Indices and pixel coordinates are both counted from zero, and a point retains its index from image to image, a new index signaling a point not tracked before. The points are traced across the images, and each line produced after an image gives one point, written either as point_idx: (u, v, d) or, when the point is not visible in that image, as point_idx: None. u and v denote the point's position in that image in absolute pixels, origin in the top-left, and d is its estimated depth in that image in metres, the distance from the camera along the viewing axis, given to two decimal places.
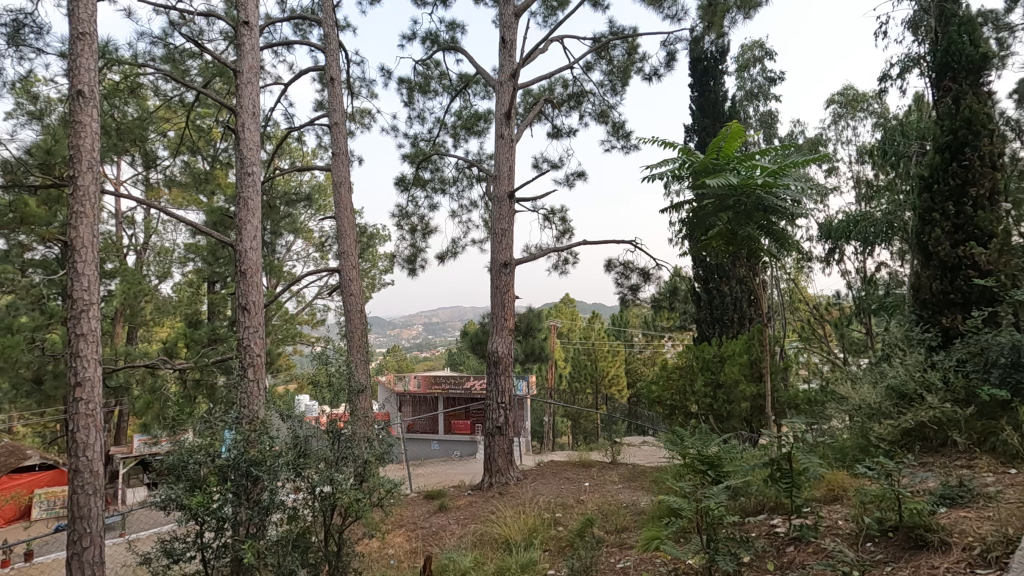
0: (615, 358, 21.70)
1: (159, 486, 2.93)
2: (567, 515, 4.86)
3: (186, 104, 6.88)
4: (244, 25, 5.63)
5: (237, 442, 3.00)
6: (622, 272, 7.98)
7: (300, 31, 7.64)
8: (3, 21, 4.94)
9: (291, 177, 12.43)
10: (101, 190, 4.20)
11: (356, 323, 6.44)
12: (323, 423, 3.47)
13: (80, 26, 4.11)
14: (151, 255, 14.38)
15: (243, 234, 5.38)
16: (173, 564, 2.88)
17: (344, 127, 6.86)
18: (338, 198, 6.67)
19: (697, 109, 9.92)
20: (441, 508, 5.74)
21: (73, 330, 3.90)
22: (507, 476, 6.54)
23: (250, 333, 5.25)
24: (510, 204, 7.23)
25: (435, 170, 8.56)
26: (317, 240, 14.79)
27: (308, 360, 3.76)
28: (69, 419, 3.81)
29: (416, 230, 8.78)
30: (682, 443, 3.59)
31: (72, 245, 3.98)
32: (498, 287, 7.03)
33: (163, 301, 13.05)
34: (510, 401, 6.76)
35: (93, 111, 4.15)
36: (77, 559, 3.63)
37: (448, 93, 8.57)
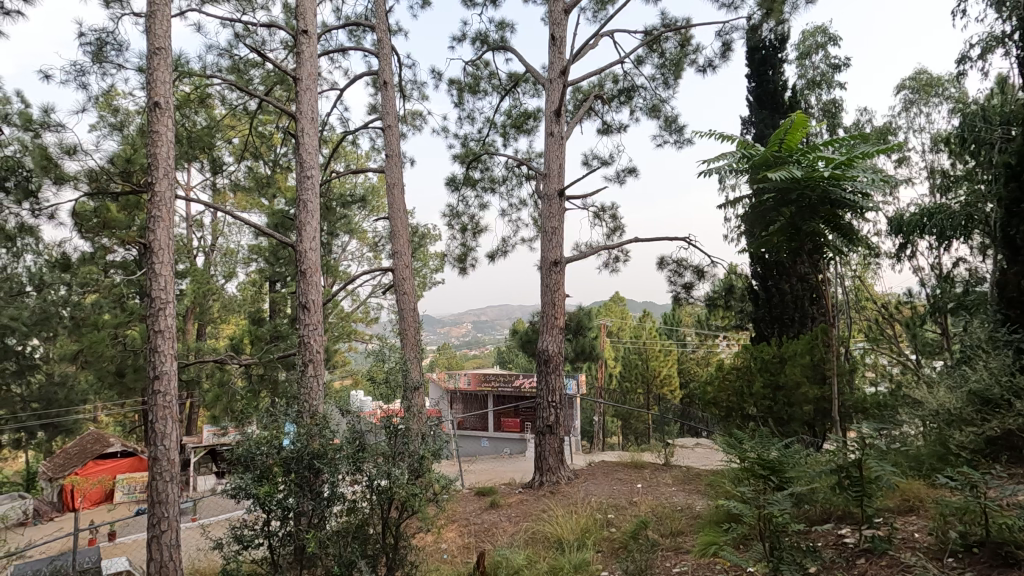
0: (667, 358, 21.24)
1: (230, 476, 3.08)
2: (620, 516, 4.79)
3: (250, 112, 7.23)
4: (303, 34, 5.84)
5: (300, 436, 3.14)
6: (674, 269, 7.80)
7: (354, 38, 7.87)
8: (89, 40, 5.34)
9: (346, 179, 12.84)
10: (175, 195, 4.47)
11: (409, 322, 6.57)
12: (377, 419, 3.54)
13: (156, 41, 4.38)
14: (218, 255, 15.22)
15: (303, 235, 5.59)
16: (243, 550, 3.02)
17: (396, 130, 7.01)
18: (391, 199, 6.82)
19: (755, 100, 9.54)
20: (492, 505, 5.79)
21: (152, 327, 4.16)
22: (558, 475, 6.51)
23: (310, 330, 5.46)
24: (560, 202, 7.20)
25: (485, 170, 8.61)
26: (370, 241, 15.25)
27: (364, 356, 3.86)
28: (148, 409, 4.06)
29: (466, 229, 8.86)
30: (740, 446, 3.48)
31: (151, 247, 4.25)
32: (548, 286, 7.00)
33: (229, 299, 13.78)
34: (560, 400, 6.73)
35: (169, 121, 4.41)
36: (157, 541, 3.87)
37: (498, 93, 8.60)
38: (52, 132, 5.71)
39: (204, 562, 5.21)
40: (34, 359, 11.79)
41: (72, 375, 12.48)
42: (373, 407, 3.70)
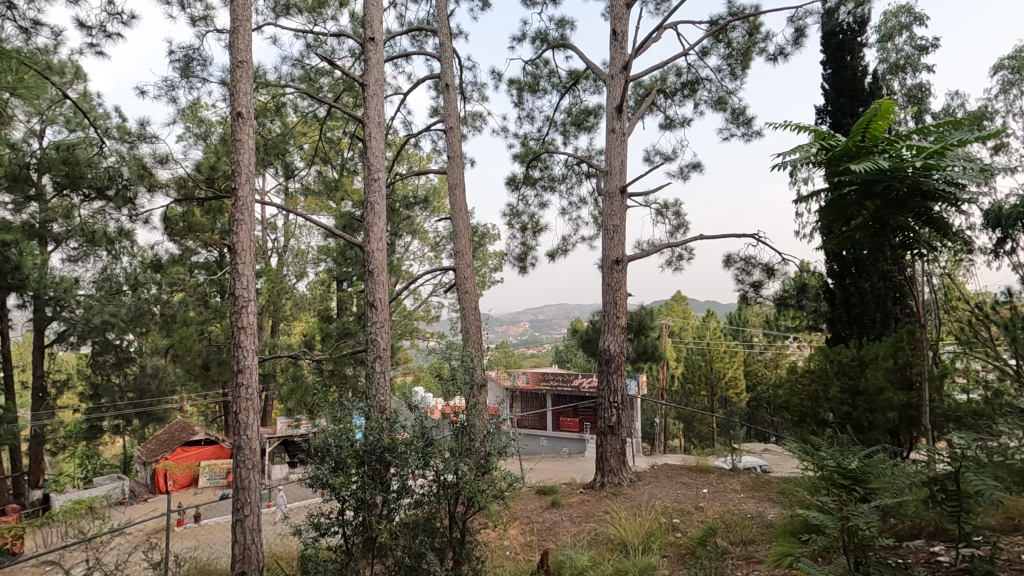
0: (733, 359, 20.46)
1: (308, 466, 3.25)
2: (686, 522, 4.66)
3: (320, 119, 7.57)
4: (370, 41, 6.04)
5: (371, 430, 3.28)
6: (742, 268, 7.50)
7: (417, 43, 8.07)
8: (177, 57, 5.75)
9: (409, 181, 13.21)
10: (254, 199, 4.73)
11: (471, 320, 6.67)
12: (439, 416, 3.61)
13: (238, 55, 4.65)
14: (291, 256, 16.06)
15: (370, 235, 5.79)
16: (320, 536, 3.19)
17: (458, 132, 7.12)
18: (454, 199, 6.95)
19: (831, 88, 8.99)
20: (554, 505, 5.78)
21: (236, 323, 4.43)
22: (620, 477, 6.41)
23: (377, 328, 5.66)
24: (622, 199, 7.08)
25: (545, 168, 8.59)
26: (431, 241, 15.59)
27: (428, 354, 3.92)
28: (232, 400, 4.33)
29: (526, 228, 8.88)
30: (817, 454, 3.32)
31: (235, 249, 4.53)
32: (610, 285, 6.91)
33: (301, 297, 14.45)
34: (622, 401, 6.63)
35: (250, 129, 4.67)
36: (240, 525, 4.11)
37: (558, 91, 8.56)
38: (147, 143, 6.20)
39: (282, 546, 5.50)
40: (131, 352, 12.84)
41: (162, 368, 13.51)
42: (436, 403, 3.73)
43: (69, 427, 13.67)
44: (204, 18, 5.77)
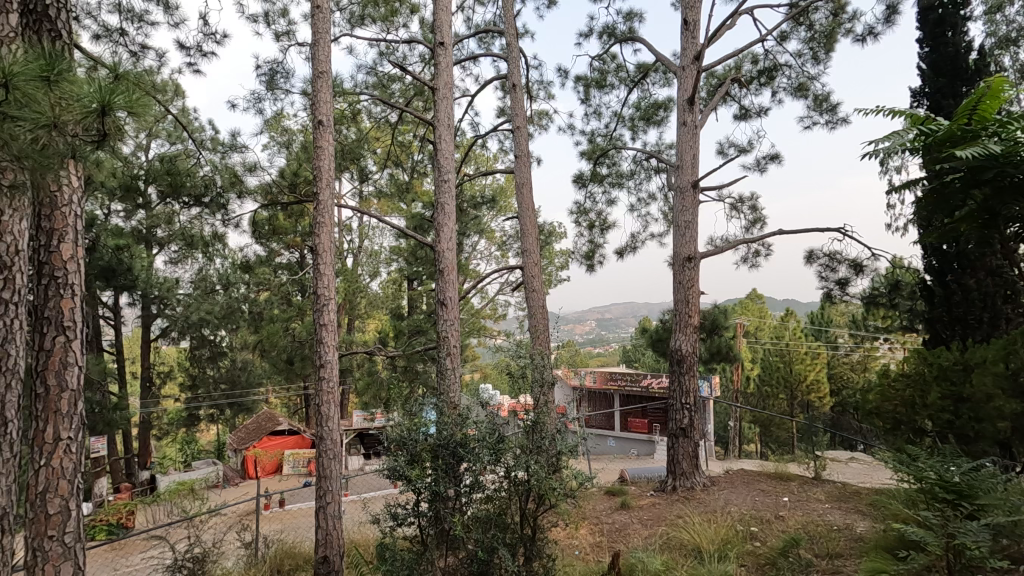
0: (815, 361, 19.31)
1: (386, 459, 3.39)
2: (766, 531, 4.45)
3: (392, 124, 7.84)
4: (440, 45, 6.18)
5: (444, 425, 3.37)
6: (826, 264, 7.06)
7: (484, 45, 8.19)
8: (263, 71, 6.14)
9: (477, 181, 13.43)
10: (333, 203, 4.97)
11: (539, 319, 6.69)
12: (508, 413, 3.64)
13: (319, 66, 4.91)
14: (364, 257, 16.77)
15: (440, 235, 5.93)
16: (398, 526, 3.32)
17: (525, 131, 7.16)
18: (521, 199, 6.99)
19: (928, 68, 8.26)
20: (623, 506, 5.70)
21: (318, 320, 4.68)
22: (693, 481, 6.21)
23: (448, 326, 5.80)
24: (694, 194, 6.85)
25: (612, 165, 8.46)
26: (498, 240, 15.76)
27: (495, 353, 4.03)
28: (316, 393, 4.58)
29: (594, 226, 8.79)
30: (915, 464, 3.10)
31: (316, 250, 4.79)
32: (681, 283, 6.70)
33: (374, 296, 15.06)
34: (695, 403, 6.42)
35: (329, 136, 4.91)
36: (323, 511, 4.32)
37: (625, 85, 8.40)
38: (238, 153, 6.67)
39: (360, 533, 5.75)
40: (223, 346, 13.87)
41: (251, 361, 14.50)
42: (503, 401, 3.79)
43: (171, 414, 14.96)
44: (287, 33, 6.13)
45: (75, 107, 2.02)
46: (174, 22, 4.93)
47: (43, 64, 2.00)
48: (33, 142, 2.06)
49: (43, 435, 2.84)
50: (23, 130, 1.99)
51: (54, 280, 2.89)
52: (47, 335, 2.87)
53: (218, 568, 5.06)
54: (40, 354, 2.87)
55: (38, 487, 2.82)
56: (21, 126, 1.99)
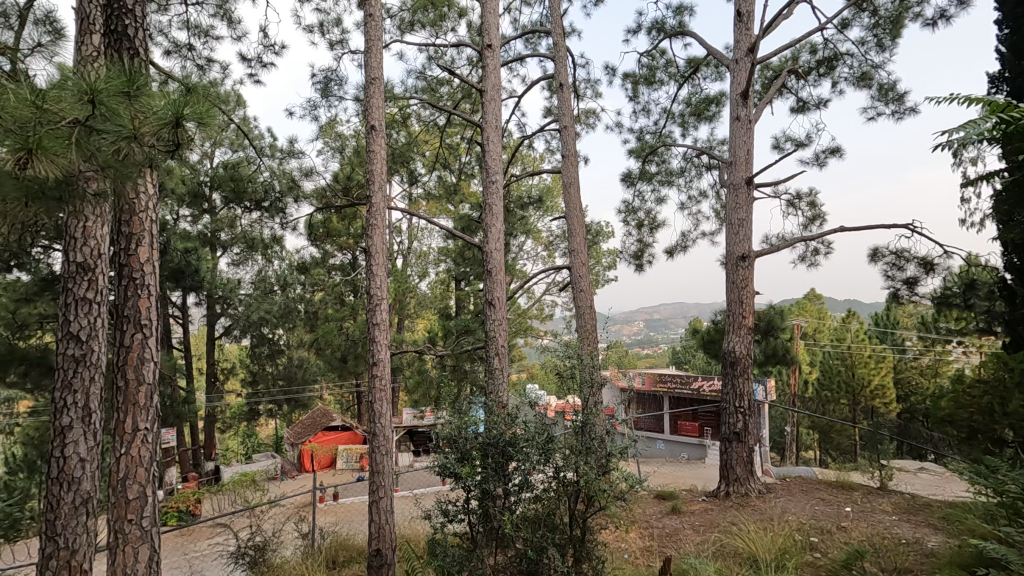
0: (880, 365, 18.31)
1: (438, 456, 3.46)
2: (826, 542, 4.26)
3: (440, 127, 7.96)
4: (488, 48, 6.24)
5: (493, 424, 3.40)
6: (892, 263, 6.69)
7: (531, 45, 8.19)
8: (318, 79, 6.37)
9: (523, 181, 13.47)
10: (386, 205, 5.10)
11: (587, 319, 6.64)
12: (554, 414, 3.63)
13: (372, 72, 5.04)
14: (414, 258, 17.12)
15: (488, 236, 5.98)
16: (449, 522, 3.38)
17: (572, 130, 7.12)
18: (568, 198, 6.95)
19: (1009, 51, 7.68)
20: (674, 511, 5.58)
21: (371, 319, 4.81)
22: (748, 487, 6.01)
23: (495, 326, 5.84)
24: (748, 191, 6.62)
25: (662, 163, 8.28)
26: (545, 240, 15.75)
27: (541, 353, 4.07)
28: (369, 390, 4.72)
29: (643, 225, 8.64)
30: (994, 478, 2.91)
31: (370, 252, 4.93)
32: (735, 283, 6.49)
33: (423, 296, 15.35)
34: (749, 407, 6.22)
35: (381, 141, 5.04)
36: (376, 506, 4.44)
37: (675, 81, 8.22)
38: (295, 158, 6.94)
39: (411, 529, 5.87)
40: (280, 344, 14.45)
41: (306, 359, 15.07)
42: (549, 401, 3.82)
43: (234, 409, 15.72)
44: (340, 42, 6.33)
45: (152, 119, 2.16)
46: (237, 36, 5.18)
47: (125, 80, 2.16)
48: (116, 152, 2.21)
49: (123, 425, 3.04)
50: (107, 141, 2.15)
51: (132, 281, 3.09)
52: (127, 332, 3.08)
53: (277, 558, 5.27)
54: (121, 350, 3.08)
55: (119, 474, 3.03)
56: (106, 138, 2.14)
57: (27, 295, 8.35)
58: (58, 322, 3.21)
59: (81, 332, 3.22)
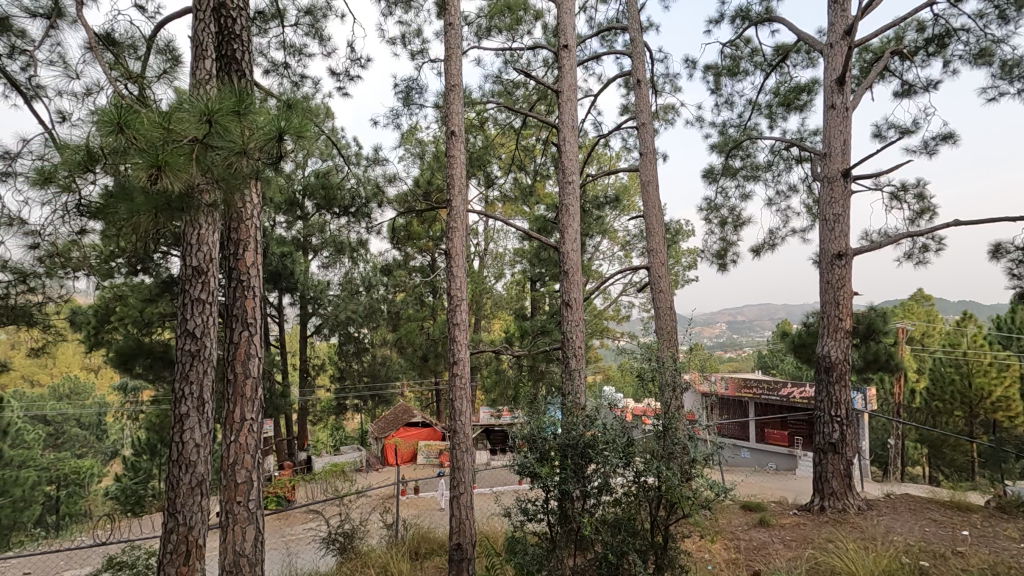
0: (1004, 375, 16.19)
1: (517, 455, 3.51)
2: (940, 567, 3.86)
3: (516, 129, 8.04)
4: (564, 49, 6.22)
5: (572, 427, 3.38)
6: (1018, 260, 5.98)
7: (607, 43, 8.08)
8: (401, 89, 6.64)
9: (599, 180, 13.31)
10: (465, 209, 5.22)
11: (666, 321, 6.45)
12: (633, 417, 3.56)
13: (451, 79, 5.19)
14: (490, 259, 17.41)
15: (565, 236, 5.96)
16: (528, 521, 3.42)
17: (651, 127, 6.95)
18: (646, 197, 6.78)
19: None
20: (762, 523, 5.29)
21: (451, 319, 4.95)
22: (846, 502, 5.57)
23: (572, 326, 5.81)
24: (845, 184, 6.16)
25: (747, 157, 7.89)
26: (621, 240, 15.48)
27: (618, 355, 4.01)
28: (450, 388, 4.85)
29: (726, 222, 8.27)
30: None
31: (450, 254, 5.07)
32: (830, 283, 6.06)
33: (499, 296, 15.56)
34: (847, 416, 5.79)
35: (461, 145, 5.17)
36: (457, 501, 4.56)
37: (762, 70, 7.79)
38: (379, 166, 7.28)
39: (489, 526, 5.96)
40: (365, 342, 15.16)
41: (389, 357, 15.72)
42: (624, 403, 3.78)
43: (323, 403, 16.70)
44: (420, 51, 6.57)
45: (258, 134, 2.36)
46: (327, 52, 5.52)
47: (235, 100, 2.38)
48: (227, 166, 2.42)
49: (232, 415, 3.33)
50: (220, 157, 2.36)
51: (240, 283, 3.38)
52: (235, 330, 3.36)
53: (365, 545, 5.54)
54: (231, 346, 3.37)
55: (229, 459, 3.32)
56: (220, 153, 2.35)
57: (150, 296, 9.25)
58: (177, 320, 3.55)
59: (195, 330, 3.55)
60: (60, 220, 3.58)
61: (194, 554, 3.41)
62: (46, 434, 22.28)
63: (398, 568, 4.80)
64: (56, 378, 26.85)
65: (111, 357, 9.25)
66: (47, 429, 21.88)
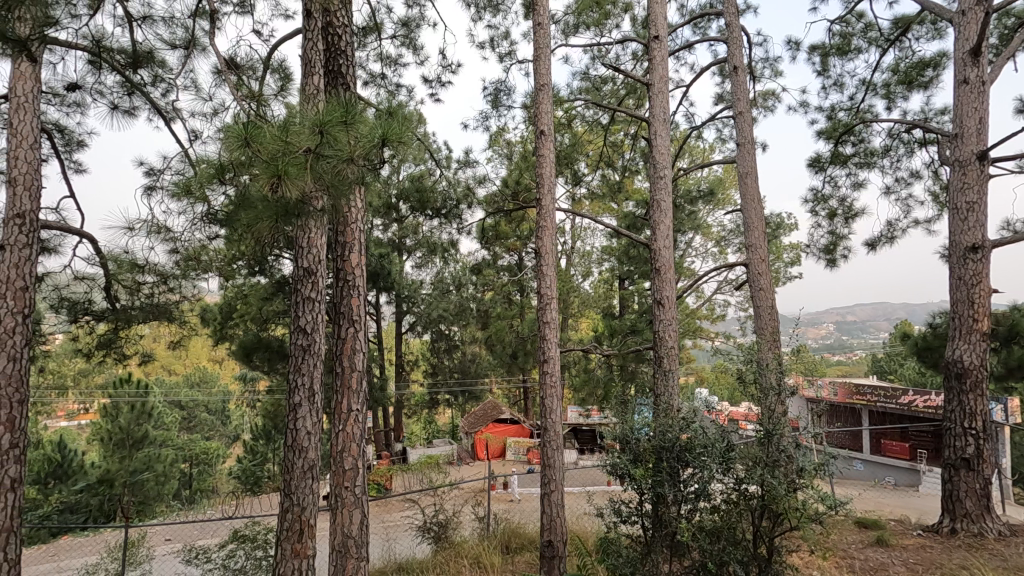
0: None
1: (610, 456, 3.46)
2: None
3: (604, 126, 7.93)
4: (655, 40, 6.04)
5: (668, 429, 3.28)
6: None
7: (699, 30, 7.75)
8: (489, 91, 6.77)
9: (691, 174, 12.81)
10: (555, 207, 5.22)
11: (767, 321, 6.07)
12: (731, 422, 3.41)
13: (541, 79, 5.22)
14: (577, 257, 17.32)
15: (657, 233, 5.78)
16: (621, 522, 3.38)
17: (749, 116, 6.57)
18: (744, 189, 6.41)
19: None
20: (880, 542, 4.84)
21: (542, 318, 4.97)
22: (983, 526, 4.96)
23: (665, 326, 5.64)
24: (981, 168, 5.47)
25: (860, 142, 7.22)
26: (716, 235, 14.80)
27: (712, 355, 3.85)
28: (541, 386, 4.89)
29: (836, 214, 7.63)
30: None
31: (540, 253, 5.10)
32: (962, 280, 5.41)
33: (586, 295, 15.46)
34: (984, 428, 5.15)
35: (550, 144, 5.19)
36: (548, 497, 4.58)
37: (877, 46, 7.11)
38: (469, 168, 7.48)
39: (579, 525, 5.94)
40: (456, 340, 15.60)
41: (478, 354, 16.13)
42: (720, 406, 3.62)
43: (417, 396, 17.48)
44: (508, 53, 6.66)
45: (364, 142, 2.53)
46: (420, 61, 5.75)
47: (342, 112, 2.56)
48: (336, 173, 2.60)
49: (340, 404, 3.57)
50: (331, 165, 2.54)
51: (347, 283, 3.62)
52: (343, 326, 3.61)
53: (458, 536, 5.73)
54: (339, 341, 3.62)
55: (338, 446, 3.56)
56: (330, 162, 2.53)
57: (267, 295, 10.15)
58: (291, 317, 3.87)
59: (307, 326, 3.84)
60: (194, 228, 4.03)
61: (307, 532, 3.71)
62: (182, 417, 25.19)
63: (491, 561, 4.91)
64: (190, 368, 30.25)
65: (234, 350, 10.29)
66: (183, 413, 24.72)
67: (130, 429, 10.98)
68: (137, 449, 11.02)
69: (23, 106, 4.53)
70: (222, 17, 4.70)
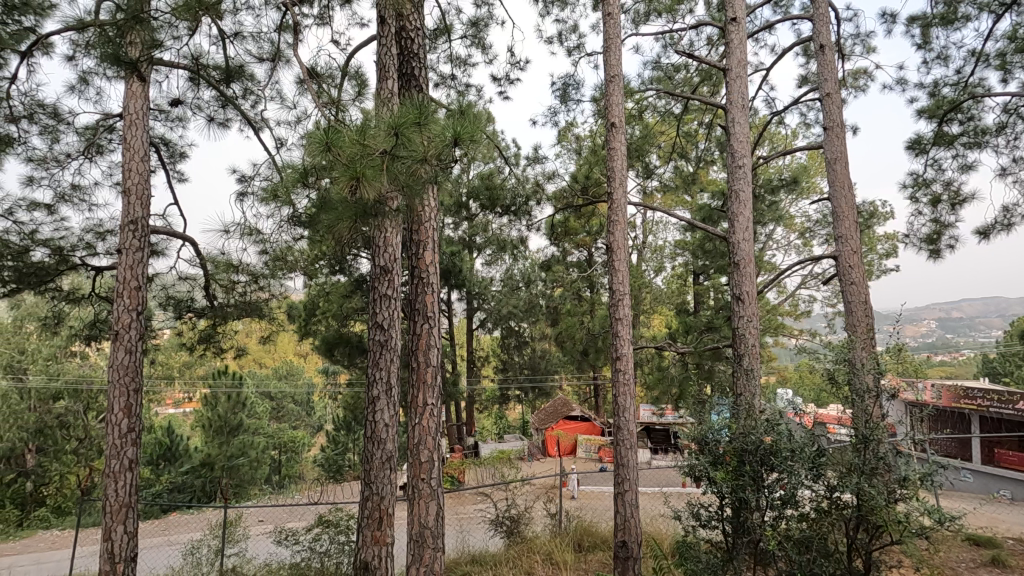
0: None
1: (687, 457, 3.34)
2: None
3: (676, 115, 7.65)
4: (732, 22, 5.74)
5: (751, 431, 3.11)
6: None
7: (781, 9, 7.30)
8: (558, 86, 6.72)
9: (772, 162, 12.13)
10: (626, 201, 5.10)
11: (860, 317, 5.63)
12: (818, 424, 3.19)
13: (611, 70, 5.11)
14: (649, 252, 16.88)
15: (735, 225, 5.50)
16: (700, 527, 3.26)
17: (838, 97, 6.10)
18: (833, 175, 5.97)
19: None
20: (997, 563, 4.36)
21: (614, 315, 4.87)
22: None
23: (745, 322, 5.37)
24: None
25: (969, 120, 6.53)
26: (799, 226, 13.93)
27: (797, 354, 3.62)
28: (614, 383, 4.81)
29: (940, 200, 6.95)
30: None
31: (611, 248, 5.00)
32: None
33: (658, 291, 15.06)
34: None
35: (621, 137, 5.06)
36: (621, 497, 4.50)
37: (990, 12, 6.38)
38: (539, 164, 7.46)
39: (652, 527, 5.79)
40: (526, 336, 15.63)
41: (548, 351, 16.14)
42: (806, 408, 3.40)
43: (488, 392, 17.77)
44: (577, 47, 6.58)
45: (436, 141, 2.58)
46: (489, 59, 5.79)
47: (416, 113, 2.62)
48: (410, 174, 2.66)
49: (417, 398, 3.67)
50: (406, 165, 2.60)
51: (422, 280, 3.71)
52: (418, 322, 3.72)
53: (530, 531, 5.76)
54: (415, 337, 3.72)
55: (415, 439, 3.66)
56: (405, 162, 2.60)
57: (346, 293, 10.67)
58: (369, 313, 4.03)
59: (384, 322, 3.98)
60: (281, 230, 4.27)
61: (386, 520, 3.85)
62: (271, 408, 27.00)
63: (563, 558, 4.88)
64: (278, 361, 32.39)
65: (317, 345, 10.89)
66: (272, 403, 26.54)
67: (227, 416, 11.64)
68: (233, 435, 11.76)
69: (134, 122, 4.98)
70: (303, 28, 4.95)
